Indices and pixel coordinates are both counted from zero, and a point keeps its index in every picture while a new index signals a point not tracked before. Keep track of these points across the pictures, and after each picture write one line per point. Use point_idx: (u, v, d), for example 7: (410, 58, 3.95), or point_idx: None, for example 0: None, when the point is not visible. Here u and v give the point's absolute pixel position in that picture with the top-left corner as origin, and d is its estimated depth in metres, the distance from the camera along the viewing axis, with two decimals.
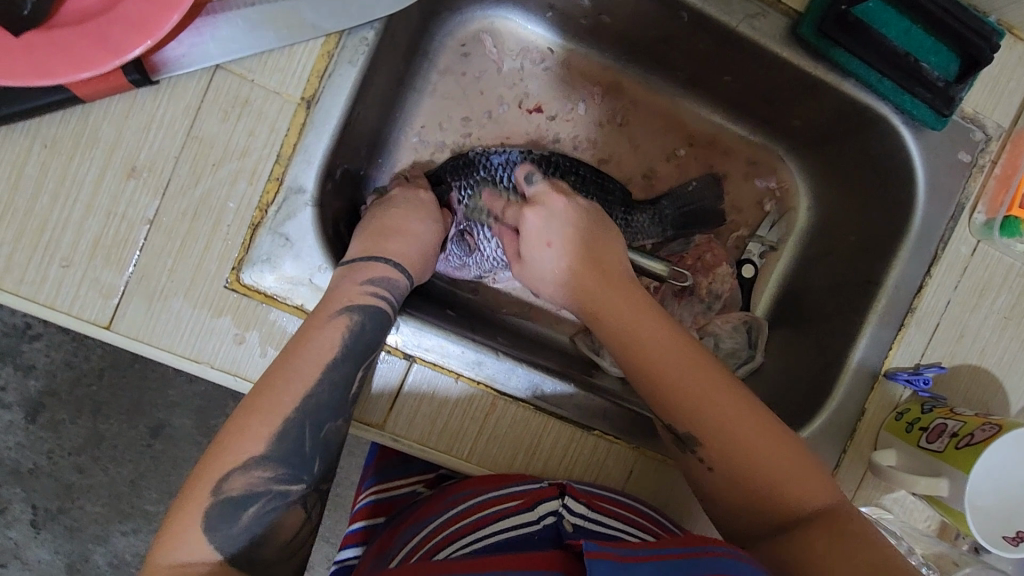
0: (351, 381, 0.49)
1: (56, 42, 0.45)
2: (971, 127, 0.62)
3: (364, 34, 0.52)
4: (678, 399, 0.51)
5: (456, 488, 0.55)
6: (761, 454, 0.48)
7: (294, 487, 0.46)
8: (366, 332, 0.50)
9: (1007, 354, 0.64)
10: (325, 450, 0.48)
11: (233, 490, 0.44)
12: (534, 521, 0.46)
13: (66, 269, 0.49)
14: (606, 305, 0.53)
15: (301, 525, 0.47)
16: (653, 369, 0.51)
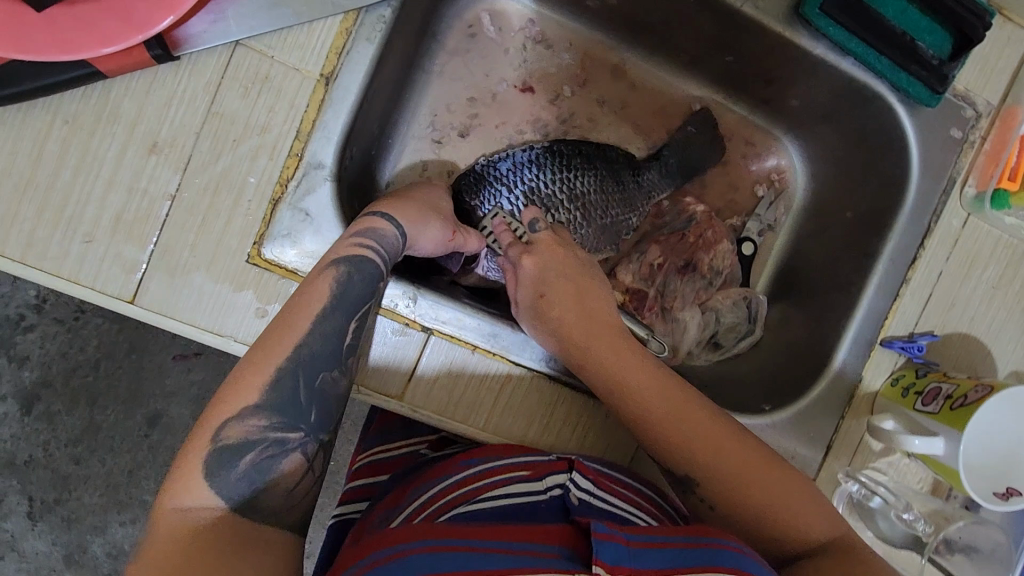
0: (344, 329, 0.50)
1: (80, 17, 0.45)
2: (963, 105, 0.65)
3: (381, 12, 0.53)
4: (670, 441, 0.53)
5: (478, 451, 0.53)
6: (765, 490, 0.51)
7: (291, 435, 0.46)
8: (353, 283, 0.50)
9: (995, 322, 0.67)
10: (321, 398, 0.48)
11: (230, 438, 0.44)
12: (541, 492, 0.47)
13: (88, 245, 0.50)
14: (600, 357, 0.57)
15: (301, 474, 0.47)
16: (651, 422, 0.54)
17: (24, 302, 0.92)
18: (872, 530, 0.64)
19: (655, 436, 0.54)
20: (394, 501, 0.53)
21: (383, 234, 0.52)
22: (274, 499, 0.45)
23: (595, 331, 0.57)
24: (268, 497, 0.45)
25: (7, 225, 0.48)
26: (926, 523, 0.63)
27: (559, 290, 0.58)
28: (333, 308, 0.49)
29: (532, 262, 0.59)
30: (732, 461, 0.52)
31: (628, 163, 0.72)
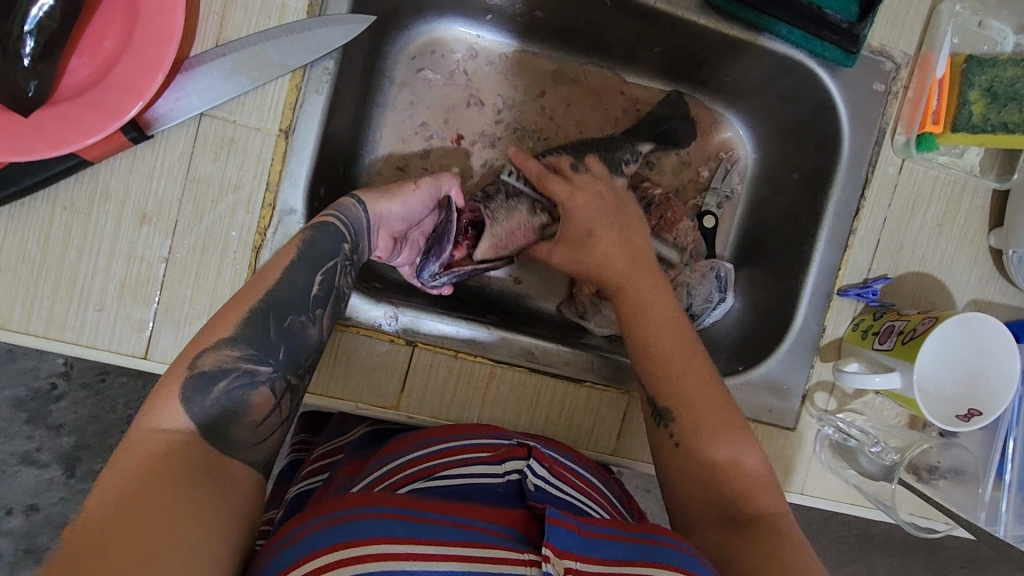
0: (310, 282, 0.54)
1: (62, 115, 0.52)
2: (881, 59, 0.69)
3: (325, 65, 0.59)
4: (665, 377, 0.57)
5: (427, 433, 0.59)
6: (730, 454, 0.55)
7: (261, 369, 0.50)
8: (319, 237, 0.56)
9: (946, 256, 0.71)
10: (290, 338, 0.52)
11: (206, 365, 0.48)
12: (500, 475, 0.52)
13: (100, 312, 0.56)
14: (631, 283, 0.61)
15: (269, 411, 0.49)
16: (660, 356, 0.58)
17: (52, 372, 0.98)
18: (854, 468, 0.68)
19: (660, 360, 0.58)
20: (354, 471, 0.58)
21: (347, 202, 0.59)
22: (241, 432, 0.47)
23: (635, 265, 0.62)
24: (236, 429, 0.47)
25: (28, 306, 0.55)
26: (894, 452, 0.65)
27: (605, 229, 0.63)
28: (298, 262, 0.55)
29: (583, 197, 0.64)
30: (715, 419, 0.56)
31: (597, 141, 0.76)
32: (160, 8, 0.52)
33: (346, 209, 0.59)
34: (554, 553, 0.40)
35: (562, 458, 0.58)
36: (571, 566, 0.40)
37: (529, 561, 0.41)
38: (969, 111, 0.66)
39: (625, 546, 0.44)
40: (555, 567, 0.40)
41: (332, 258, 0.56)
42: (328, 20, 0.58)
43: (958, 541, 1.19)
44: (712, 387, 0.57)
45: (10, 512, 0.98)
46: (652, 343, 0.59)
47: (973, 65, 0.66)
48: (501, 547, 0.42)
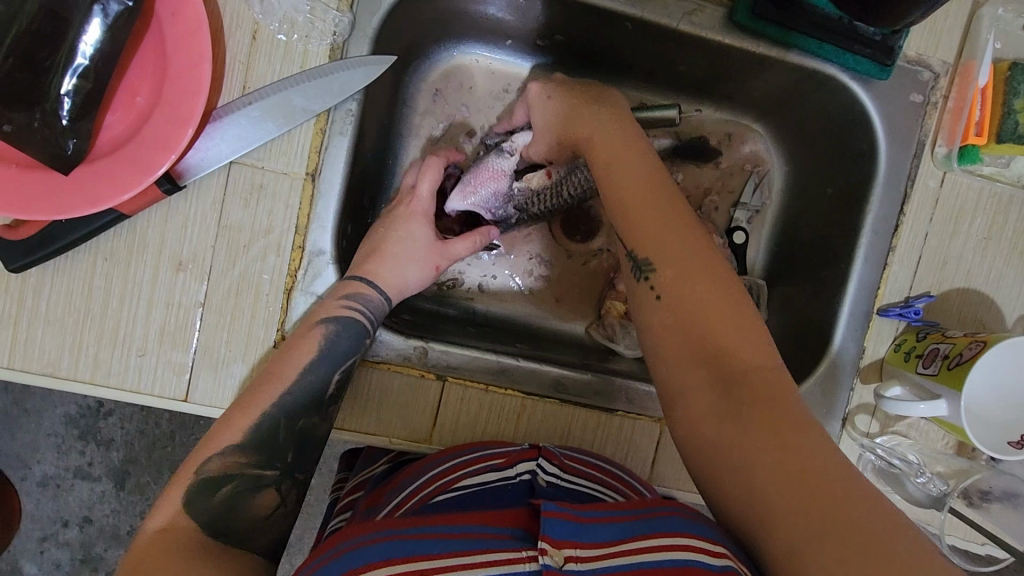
0: (327, 380, 0.57)
1: (101, 172, 0.54)
2: (918, 69, 0.66)
3: (348, 107, 0.60)
4: (646, 232, 0.54)
5: (435, 455, 0.60)
6: (717, 306, 0.49)
7: (267, 473, 0.54)
8: (340, 340, 0.57)
9: (993, 271, 0.68)
10: (301, 444, 0.56)
11: (211, 471, 0.52)
12: (513, 477, 0.54)
13: (142, 357, 0.58)
14: (608, 151, 0.59)
15: (275, 506, 0.54)
16: (641, 211, 0.54)
17: None
18: (899, 493, 0.66)
19: (635, 213, 0.55)
20: (373, 500, 0.58)
21: (371, 295, 0.60)
22: (246, 524, 0.51)
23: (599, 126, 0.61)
24: (244, 516, 0.52)
25: (75, 353, 0.57)
26: (943, 483, 0.64)
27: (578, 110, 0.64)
28: (326, 346, 0.57)
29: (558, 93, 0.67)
30: (701, 272, 0.51)
31: None
32: (189, 64, 0.54)
33: (369, 303, 0.59)
34: (551, 545, 0.41)
35: (575, 453, 0.60)
36: (569, 555, 0.41)
37: (528, 557, 0.41)
38: (1015, 121, 0.63)
39: (625, 525, 0.44)
40: (553, 558, 0.41)
41: (350, 356, 0.58)
42: (350, 62, 0.58)
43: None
44: (695, 243, 0.53)
45: (67, 524, 1.03)
46: (631, 195, 0.55)
47: (1018, 72, 0.63)
48: (501, 548, 0.42)
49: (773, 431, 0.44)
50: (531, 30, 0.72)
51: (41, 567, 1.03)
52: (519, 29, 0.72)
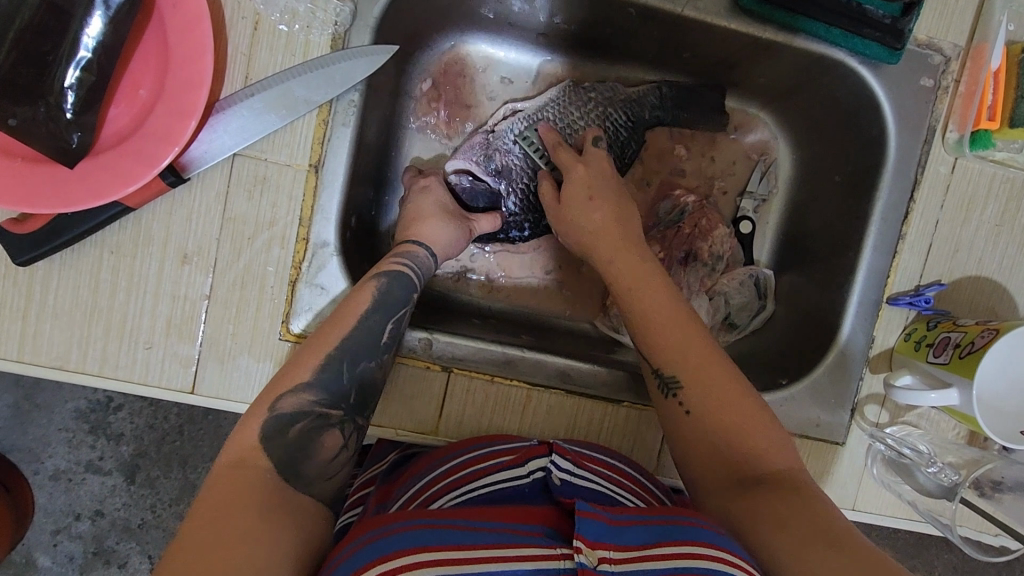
0: (383, 330, 0.57)
1: (105, 165, 0.54)
2: (928, 52, 0.65)
3: (351, 97, 0.59)
4: (666, 345, 0.57)
5: (439, 453, 0.60)
6: (733, 404, 0.54)
7: (334, 411, 0.53)
8: (394, 290, 0.59)
9: (1006, 258, 0.67)
10: (362, 383, 0.55)
11: (284, 408, 0.51)
12: (524, 475, 0.53)
13: (150, 350, 0.58)
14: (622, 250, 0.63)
15: (339, 450, 0.53)
16: (660, 320, 0.58)
17: None
18: (909, 485, 0.65)
19: (651, 308, 0.59)
20: (382, 497, 0.59)
21: (418, 252, 0.62)
22: (315, 469, 0.50)
23: (629, 238, 0.64)
24: (309, 466, 0.50)
25: (83, 347, 0.57)
26: (954, 473, 0.63)
27: (607, 199, 0.66)
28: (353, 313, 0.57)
29: (585, 170, 0.67)
30: (723, 380, 0.55)
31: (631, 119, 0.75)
32: (190, 55, 0.54)
33: (416, 259, 0.62)
34: (586, 544, 0.41)
35: (587, 450, 0.59)
36: (604, 556, 0.41)
37: (562, 554, 0.41)
38: None
39: (652, 529, 0.44)
40: (588, 557, 0.40)
41: (404, 301, 0.59)
42: (352, 52, 0.58)
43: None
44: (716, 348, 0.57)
45: (79, 518, 1.04)
46: (659, 331, 0.58)
47: None
48: (533, 544, 0.42)
49: (795, 509, 0.48)
50: (534, 19, 0.71)
51: (54, 560, 1.04)
52: (522, 18, 0.71)
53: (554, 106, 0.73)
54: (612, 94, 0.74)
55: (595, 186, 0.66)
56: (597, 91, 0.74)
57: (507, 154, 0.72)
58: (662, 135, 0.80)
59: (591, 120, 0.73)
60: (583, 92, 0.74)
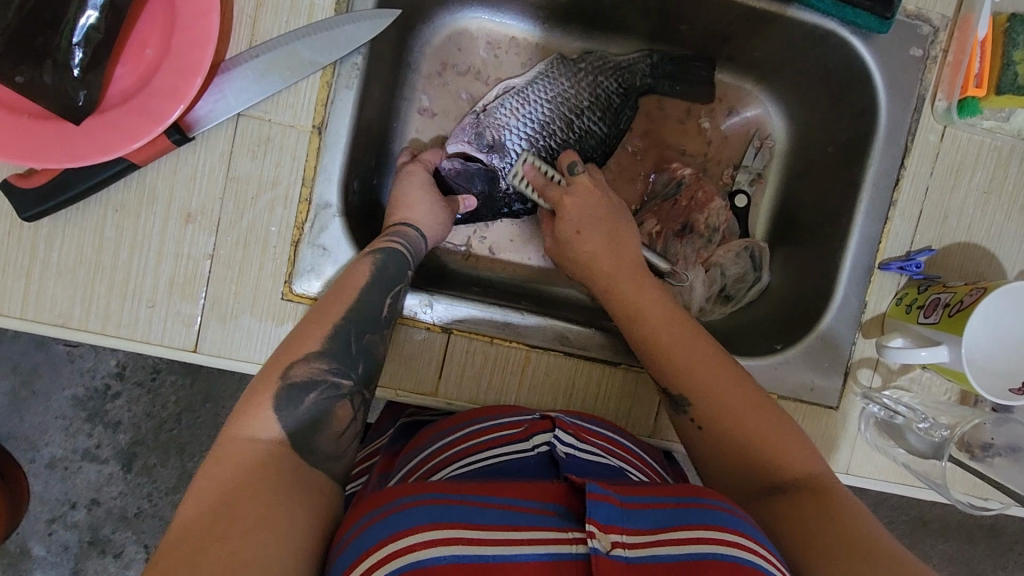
0: (383, 305, 0.58)
1: (110, 121, 0.54)
2: (917, 23, 0.66)
3: (354, 60, 0.61)
4: (663, 361, 0.60)
5: (444, 424, 0.61)
6: (737, 401, 0.56)
7: (345, 382, 0.53)
8: (389, 266, 0.60)
9: (994, 225, 0.68)
10: (368, 355, 0.56)
11: (298, 376, 0.51)
12: (529, 449, 0.53)
13: (152, 309, 0.58)
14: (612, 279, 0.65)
15: (350, 422, 0.53)
16: (654, 342, 0.60)
17: (107, 372, 1.03)
18: (902, 447, 0.67)
19: (644, 325, 0.61)
20: (385, 467, 0.61)
21: (411, 233, 0.63)
22: (327, 443, 0.51)
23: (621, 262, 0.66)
24: (321, 439, 0.50)
25: (86, 305, 0.58)
26: (944, 429, 0.65)
27: (593, 224, 0.67)
28: (350, 281, 0.58)
29: (576, 200, 0.68)
30: (726, 380, 0.57)
31: (621, 91, 0.76)
32: (196, 15, 0.55)
33: (409, 239, 0.63)
34: (598, 528, 0.41)
35: (585, 422, 0.59)
36: (618, 540, 0.41)
37: (574, 539, 0.42)
38: (1014, 72, 0.63)
39: (668, 513, 0.44)
40: (602, 542, 0.41)
41: (400, 282, 0.60)
42: (355, 16, 0.59)
43: (1018, 524, 1.18)
44: (720, 360, 0.59)
45: (75, 506, 1.04)
46: (655, 349, 0.60)
47: (1017, 24, 0.63)
48: (545, 528, 0.42)
49: (816, 513, 0.49)
50: None
51: (50, 549, 1.04)
52: None
53: (543, 77, 0.75)
54: (601, 65, 0.76)
55: (588, 213, 0.68)
56: (587, 61, 0.76)
57: (500, 129, 0.73)
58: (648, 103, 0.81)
59: (583, 89, 0.75)
60: (571, 62, 0.76)
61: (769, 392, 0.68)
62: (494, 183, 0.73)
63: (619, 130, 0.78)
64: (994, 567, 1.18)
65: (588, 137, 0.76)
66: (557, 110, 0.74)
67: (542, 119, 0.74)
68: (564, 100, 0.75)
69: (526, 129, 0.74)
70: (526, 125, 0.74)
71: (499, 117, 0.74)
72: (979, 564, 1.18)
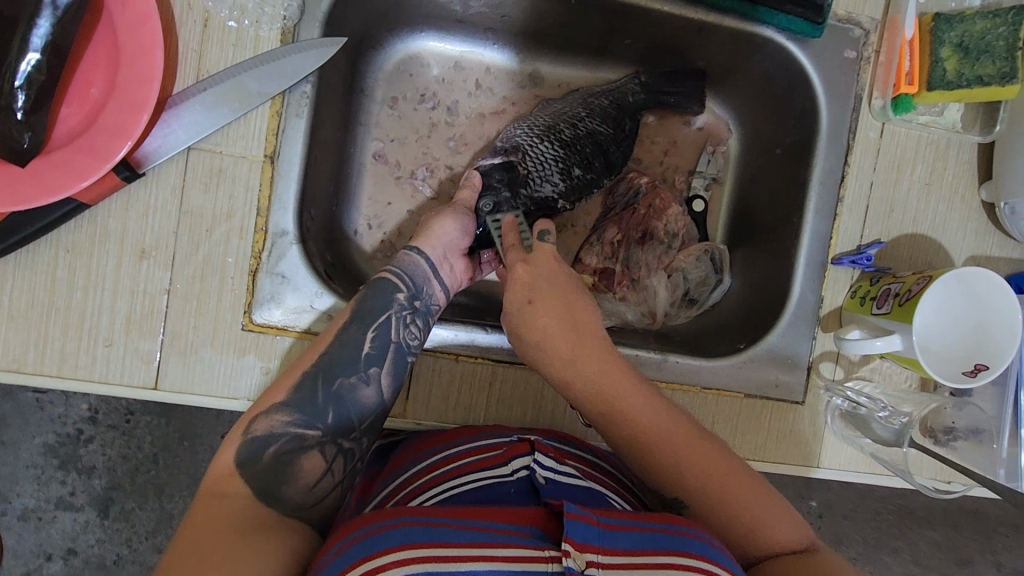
0: (355, 342, 0.57)
1: (57, 163, 0.54)
2: (849, 26, 0.69)
3: (303, 89, 0.61)
4: (641, 443, 0.56)
5: (419, 446, 0.60)
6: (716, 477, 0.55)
7: (310, 432, 0.53)
8: (367, 300, 0.59)
9: (938, 215, 0.71)
10: (338, 402, 0.55)
11: (257, 430, 0.51)
12: (510, 475, 0.52)
13: (110, 347, 0.58)
14: (573, 360, 0.59)
15: (321, 474, 0.52)
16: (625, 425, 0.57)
17: (78, 417, 1.01)
18: (868, 437, 0.68)
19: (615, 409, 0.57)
20: (363, 491, 0.58)
21: (403, 257, 0.62)
22: (295, 493, 0.50)
23: (585, 342, 0.59)
24: (290, 489, 0.50)
25: (40, 348, 0.57)
26: (903, 416, 0.67)
27: (547, 300, 0.60)
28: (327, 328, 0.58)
29: (527, 270, 0.61)
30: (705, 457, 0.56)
31: (619, 106, 0.77)
32: (140, 53, 0.55)
33: (400, 262, 0.61)
34: (574, 547, 0.41)
35: (564, 446, 0.59)
36: (593, 559, 0.41)
37: (549, 557, 0.41)
38: (942, 68, 0.66)
39: (643, 535, 0.44)
40: (576, 561, 0.40)
41: (384, 312, 0.58)
42: (301, 46, 0.60)
43: (1002, 507, 1.20)
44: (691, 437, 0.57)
45: (51, 557, 1.01)
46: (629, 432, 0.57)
47: (942, 22, 0.66)
48: (521, 545, 0.42)
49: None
50: (480, 14, 0.75)
51: None
52: (468, 13, 0.75)
53: (545, 106, 0.78)
54: (589, 91, 0.78)
55: (540, 286, 0.60)
56: (583, 91, 0.79)
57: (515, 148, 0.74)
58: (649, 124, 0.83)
59: (583, 107, 0.77)
60: (571, 95, 0.79)
61: (735, 392, 0.69)
62: (512, 170, 0.72)
63: (624, 141, 0.78)
64: (982, 552, 1.20)
65: (595, 145, 0.75)
66: (561, 124, 0.75)
67: (547, 131, 0.75)
68: (565, 115, 0.76)
69: (535, 141, 0.74)
70: (535, 138, 0.74)
71: (511, 137, 0.75)
72: (967, 549, 1.19)
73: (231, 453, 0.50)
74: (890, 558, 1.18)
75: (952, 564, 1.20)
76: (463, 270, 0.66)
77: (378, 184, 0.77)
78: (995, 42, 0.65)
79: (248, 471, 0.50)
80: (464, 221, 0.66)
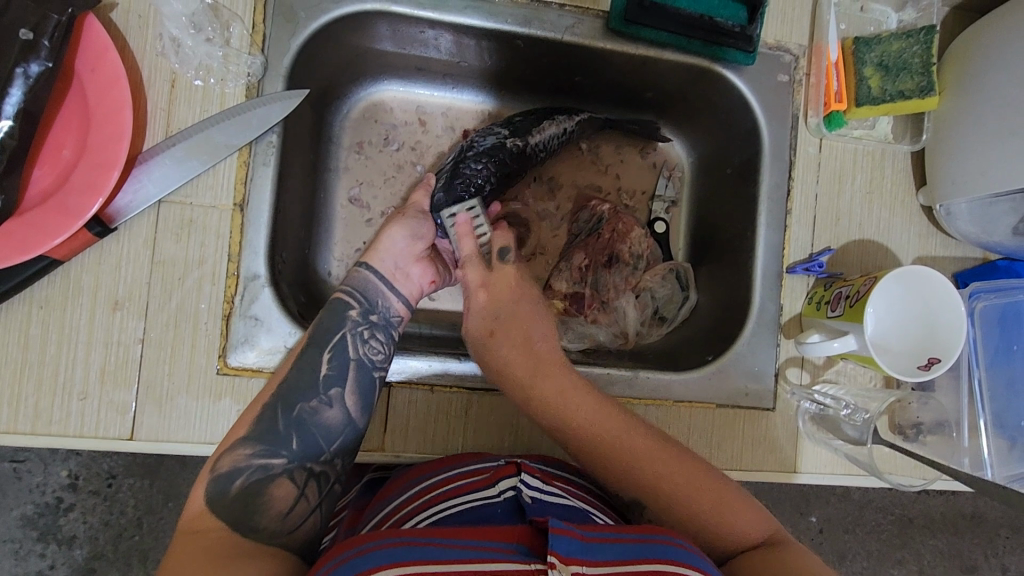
0: (320, 376, 0.58)
1: (27, 222, 0.56)
2: (779, 53, 0.75)
3: (268, 139, 0.64)
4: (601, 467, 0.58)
5: (407, 476, 0.60)
6: (678, 477, 0.57)
7: (275, 461, 0.53)
8: (328, 319, 0.61)
9: (882, 221, 0.75)
10: (300, 426, 0.56)
11: (223, 467, 0.52)
12: (496, 495, 0.52)
13: (84, 401, 0.58)
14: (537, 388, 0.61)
15: (293, 501, 0.52)
16: (588, 441, 0.59)
17: (58, 485, 0.98)
18: (839, 438, 0.69)
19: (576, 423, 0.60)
20: (351, 523, 0.58)
21: (361, 276, 0.64)
22: (270, 522, 0.51)
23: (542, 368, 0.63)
24: (262, 518, 0.50)
25: (14, 406, 0.57)
26: (864, 412, 0.68)
27: (510, 328, 0.65)
28: (304, 355, 0.59)
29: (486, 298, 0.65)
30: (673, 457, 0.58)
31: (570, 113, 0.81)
32: (110, 113, 0.58)
33: (358, 282, 0.63)
34: (559, 559, 0.40)
35: (550, 469, 0.59)
36: (579, 571, 0.39)
37: (536, 571, 0.40)
38: (867, 86, 0.71)
39: (629, 546, 0.43)
40: (563, 572, 0.39)
41: (338, 331, 0.60)
42: (265, 99, 0.63)
43: (1000, 509, 1.20)
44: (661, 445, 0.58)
45: None
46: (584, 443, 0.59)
47: (861, 45, 0.72)
48: (506, 560, 0.41)
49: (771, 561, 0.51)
50: (436, 61, 0.79)
51: None
52: (426, 61, 0.79)
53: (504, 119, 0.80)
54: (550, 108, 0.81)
55: (498, 314, 0.65)
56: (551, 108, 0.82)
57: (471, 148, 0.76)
58: (608, 149, 0.87)
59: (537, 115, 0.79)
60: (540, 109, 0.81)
61: (708, 402, 0.71)
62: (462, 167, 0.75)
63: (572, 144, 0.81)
64: (986, 555, 1.20)
65: (538, 146, 0.78)
66: (515, 127, 0.77)
67: (498, 134, 0.77)
68: (517, 122, 0.78)
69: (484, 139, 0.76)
70: (485, 140, 0.76)
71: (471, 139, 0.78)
72: (970, 554, 1.19)
73: (211, 491, 0.51)
74: (897, 570, 1.18)
75: (959, 572, 1.19)
76: (423, 276, 0.68)
77: (349, 226, 0.79)
78: (911, 60, 0.71)
79: (225, 507, 0.50)
80: (413, 226, 0.68)
